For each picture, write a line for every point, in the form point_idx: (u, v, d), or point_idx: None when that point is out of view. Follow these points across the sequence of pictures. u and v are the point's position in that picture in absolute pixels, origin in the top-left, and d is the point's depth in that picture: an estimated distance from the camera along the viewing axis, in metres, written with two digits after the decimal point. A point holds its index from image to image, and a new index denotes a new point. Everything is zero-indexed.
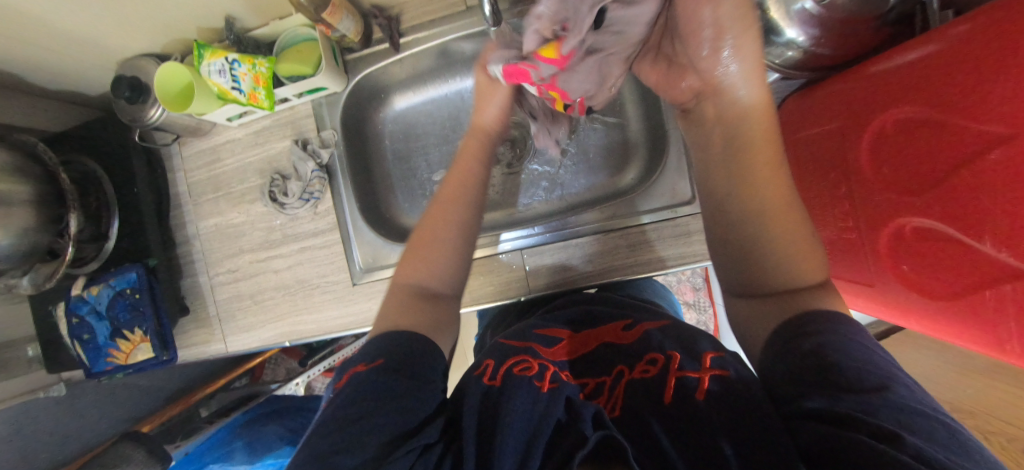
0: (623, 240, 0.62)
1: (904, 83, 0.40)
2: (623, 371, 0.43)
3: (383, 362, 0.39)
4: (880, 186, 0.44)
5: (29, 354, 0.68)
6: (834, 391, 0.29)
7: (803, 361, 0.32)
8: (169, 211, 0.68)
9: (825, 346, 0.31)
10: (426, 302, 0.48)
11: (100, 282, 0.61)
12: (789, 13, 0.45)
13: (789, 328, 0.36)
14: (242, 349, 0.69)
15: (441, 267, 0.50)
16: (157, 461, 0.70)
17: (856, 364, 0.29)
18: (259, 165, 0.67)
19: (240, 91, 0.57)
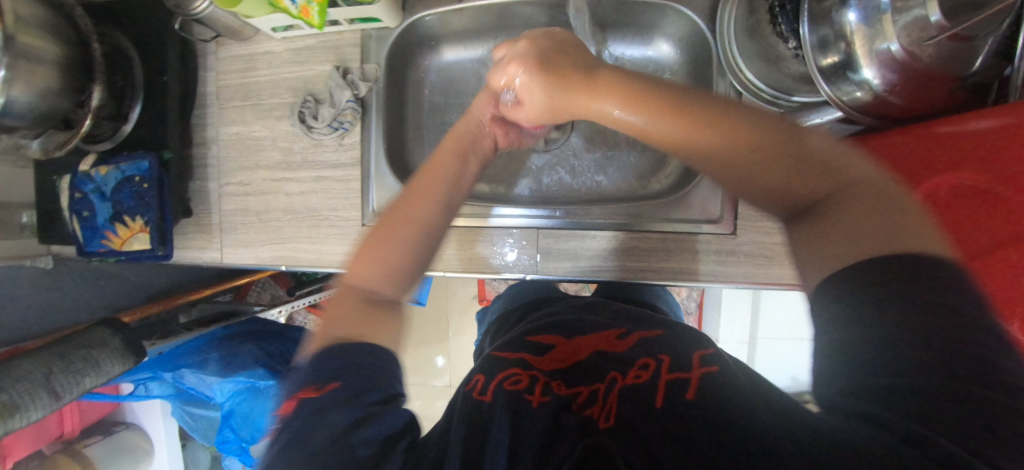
0: (642, 242, 0.62)
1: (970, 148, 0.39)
2: (615, 378, 0.41)
3: (338, 389, 0.33)
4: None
5: (23, 221, 0.66)
6: (921, 379, 0.23)
7: (898, 329, 0.25)
8: (193, 110, 0.66)
9: (927, 307, 0.25)
10: (376, 306, 0.41)
11: (110, 164, 0.60)
12: (872, 52, 0.44)
13: (877, 272, 0.27)
14: (237, 263, 0.68)
15: (406, 270, 0.44)
16: (132, 353, 0.70)
17: (960, 348, 0.23)
18: (293, 83, 0.65)
19: (293, 3, 0.55)
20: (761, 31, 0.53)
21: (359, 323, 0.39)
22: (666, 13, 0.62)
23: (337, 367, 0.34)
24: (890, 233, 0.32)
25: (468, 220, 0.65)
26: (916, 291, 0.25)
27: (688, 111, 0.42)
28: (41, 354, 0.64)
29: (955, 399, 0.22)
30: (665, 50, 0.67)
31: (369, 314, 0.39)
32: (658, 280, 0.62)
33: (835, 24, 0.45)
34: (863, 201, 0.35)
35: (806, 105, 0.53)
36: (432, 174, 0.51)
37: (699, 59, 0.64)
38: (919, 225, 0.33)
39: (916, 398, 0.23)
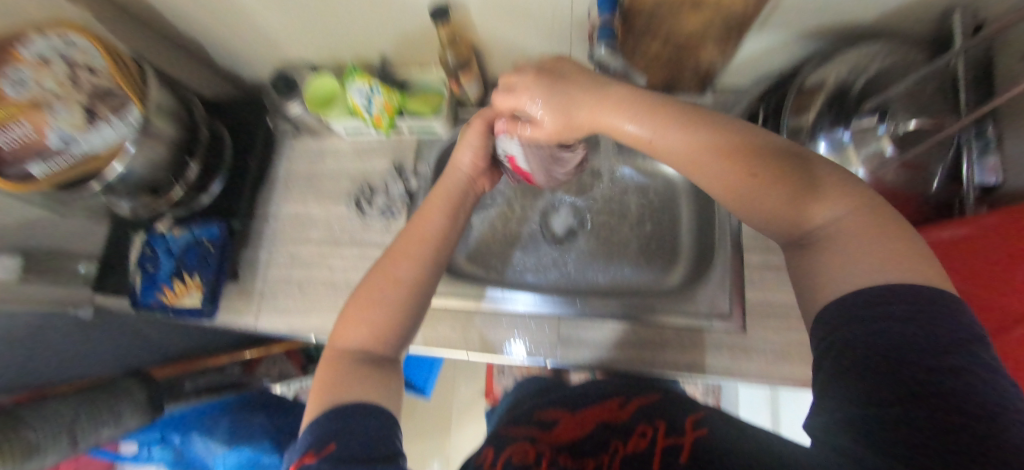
0: (654, 335, 0.66)
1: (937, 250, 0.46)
2: (618, 447, 0.40)
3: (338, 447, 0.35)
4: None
5: (79, 271, 0.75)
6: (902, 405, 0.25)
7: (875, 353, 0.27)
8: (263, 188, 0.77)
9: (903, 340, 0.27)
10: (371, 363, 0.46)
11: (184, 226, 0.69)
12: None
13: (854, 304, 0.29)
14: (269, 331, 0.70)
15: (393, 324, 0.48)
16: (151, 408, 0.75)
17: (942, 381, 0.25)
18: (354, 174, 0.76)
19: (369, 112, 0.68)
20: None
21: (365, 378, 0.43)
22: None
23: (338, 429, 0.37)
24: (842, 261, 0.32)
25: (490, 307, 0.70)
26: (923, 309, 0.27)
27: (696, 129, 0.39)
28: (72, 398, 0.68)
29: (961, 416, 0.23)
30: (672, 170, 0.78)
31: (369, 373, 0.44)
32: (672, 374, 0.64)
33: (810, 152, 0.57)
34: (828, 241, 0.33)
35: None
36: (421, 235, 0.53)
37: None
38: (849, 243, 0.32)
39: (905, 411, 0.25)
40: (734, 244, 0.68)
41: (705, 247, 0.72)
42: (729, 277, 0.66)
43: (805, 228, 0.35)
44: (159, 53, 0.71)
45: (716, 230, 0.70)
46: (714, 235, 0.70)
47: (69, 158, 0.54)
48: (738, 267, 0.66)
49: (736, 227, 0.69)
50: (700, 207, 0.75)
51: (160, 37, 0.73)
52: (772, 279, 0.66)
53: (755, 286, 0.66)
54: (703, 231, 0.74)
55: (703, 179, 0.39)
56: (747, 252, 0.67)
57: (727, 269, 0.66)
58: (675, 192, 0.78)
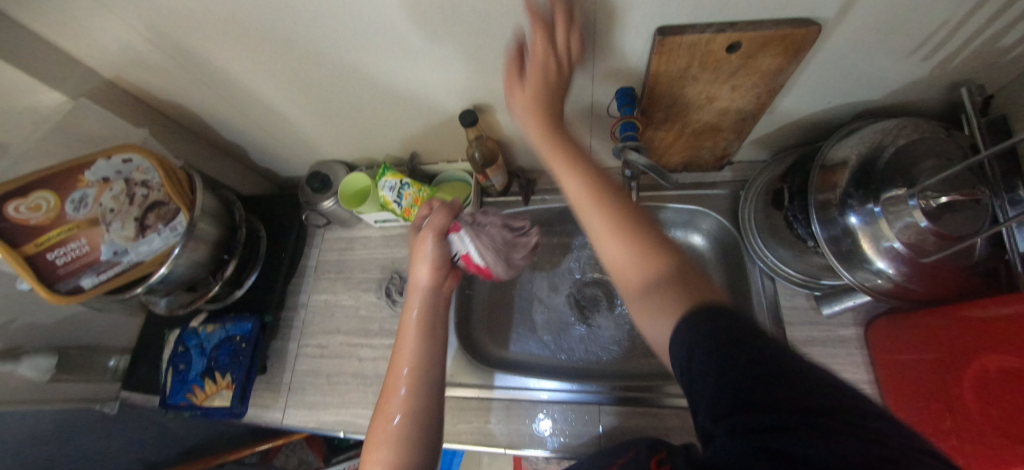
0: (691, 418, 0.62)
1: (1008, 331, 0.43)
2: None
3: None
4: (988, 423, 0.44)
5: (110, 364, 0.76)
6: (781, 398, 0.25)
7: (729, 358, 0.27)
8: (293, 279, 0.78)
9: (734, 337, 0.28)
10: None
11: (218, 322, 0.69)
12: (879, 248, 0.53)
13: (701, 314, 0.32)
14: (295, 427, 0.68)
15: (405, 451, 0.46)
16: None
17: (792, 363, 0.26)
18: (383, 262, 0.78)
19: (399, 205, 0.71)
20: (778, 229, 0.64)
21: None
22: (696, 215, 0.75)
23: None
24: (685, 295, 0.36)
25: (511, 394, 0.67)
26: (756, 351, 0.27)
27: (604, 200, 0.45)
28: None
29: (801, 389, 0.25)
30: (699, 241, 0.78)
31: None
32: None
33: (840, 225, 0.55)
34: (683, 280, 0.37)
35: (837, 289, 0.62)
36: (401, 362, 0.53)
37: (728, 249, 0.74)
38: (693, 283, 0.37)
39: (774, 391, 0.25)
40: (772, 316, 0.66)
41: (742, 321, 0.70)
42: None
43: (634, 274, 0.41)
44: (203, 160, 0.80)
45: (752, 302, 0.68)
46: (751, 308, 0.68)
47: (119, 266, 0.58)
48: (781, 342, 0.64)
49: (772, 298, 0.67)
50: (730, 277, 0.74)
51: (206, 146, 0.81)
52: (817, 353, 0.63)
53: None
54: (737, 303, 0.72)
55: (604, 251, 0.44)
56: (788, 324, 0.65)
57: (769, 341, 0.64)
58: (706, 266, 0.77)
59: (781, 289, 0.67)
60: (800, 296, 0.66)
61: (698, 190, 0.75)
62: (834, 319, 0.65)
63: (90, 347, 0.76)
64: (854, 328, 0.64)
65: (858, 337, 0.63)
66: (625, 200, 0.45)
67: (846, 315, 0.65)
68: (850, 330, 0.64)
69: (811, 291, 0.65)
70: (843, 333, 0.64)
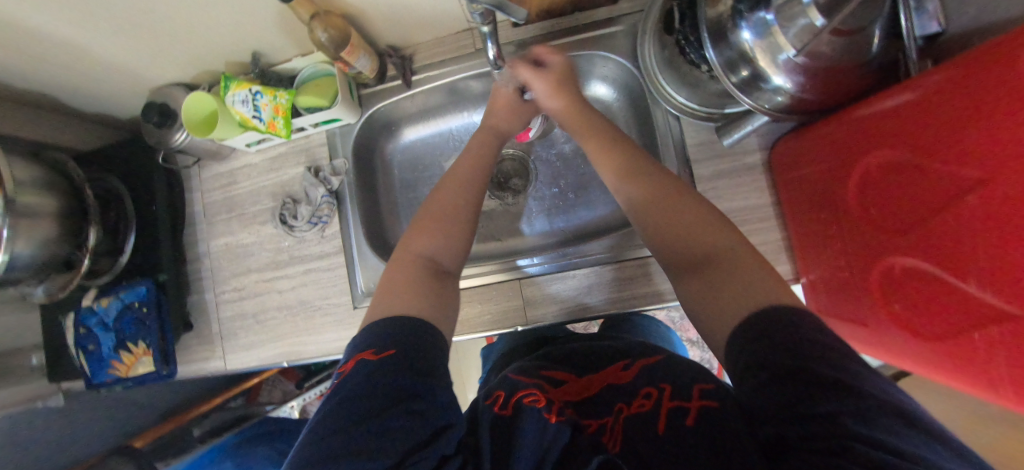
0: (621, 270, 0.64)
1: (902, 125, 0.40)
2: (622, 409, 0.44)
3: (395, 355, 0.40)
4: (868, 223, 0.44)
5: (33, 363, 0.68)
6: (804, 400, 0.30)
7: (765, 367, 0.33)
8: (183, 229, 0.71)
9: (788, 344, 0.33)
10: (434, 274, 0.51)
11: (110, 294, 0.64)
12: (776, 62, 0.47)
13: (763, 318, 0.36)
14: (241, 367, 0.69)
15: (452, 245, 0.54)
16: None
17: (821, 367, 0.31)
18: (272, 189, 0.70)
19: (260, 119, 0.61)
20: (676, 62, 0.57)
21: (414, 291, 0.48)
22: (595, 60, 0.68)
23: (395, 339, 0.41)
24: (742, 283, 0.41)
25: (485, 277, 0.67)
26: (796, 358, 0.32)
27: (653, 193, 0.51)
28: None
29: (829, 395, 0.29)
30: (603, 91, 0.73)
31: (431, 282, 0.50)
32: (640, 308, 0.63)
33: (735, 45, 0.49)
34: (731, 262, 0.43)
35: (737, 116, 0.58)
36: (438, 212, 0.55)
37: (635, 95, 0.69)
38: (742, 267, 0.42)
39: (803, 389, 0.30)
40: (681, 158, 0.64)
41: None
42: None
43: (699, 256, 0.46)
44: (21, 122, 0.63)
45: (662, 148, 0.65)
46: (661, 154, 0.66)
47: None
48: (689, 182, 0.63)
49: (680, 139, 0.64)
50: (641, 127, 0.71)
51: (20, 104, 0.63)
52: (725, 186, 0.63)
53: (711, 199, 0.63)
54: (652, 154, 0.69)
55: (658, 235, 0.50)
56: (697, 164, 0.63)
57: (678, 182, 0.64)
58: (612, 112, 0.74)
59: (688, 127, 0.63)
60: (706, 130, 0.63)
61: (593, 32, 0.66)
62: (739, 148, 0.63)
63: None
64: (759, 154, 0.62)
65: (763, 163, 0.62)
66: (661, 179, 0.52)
67: (750, 142, 0.62)
68: (756, 157, 0.62)
69: (716, 123, 0.61)
70: (749, 161, 0.62)
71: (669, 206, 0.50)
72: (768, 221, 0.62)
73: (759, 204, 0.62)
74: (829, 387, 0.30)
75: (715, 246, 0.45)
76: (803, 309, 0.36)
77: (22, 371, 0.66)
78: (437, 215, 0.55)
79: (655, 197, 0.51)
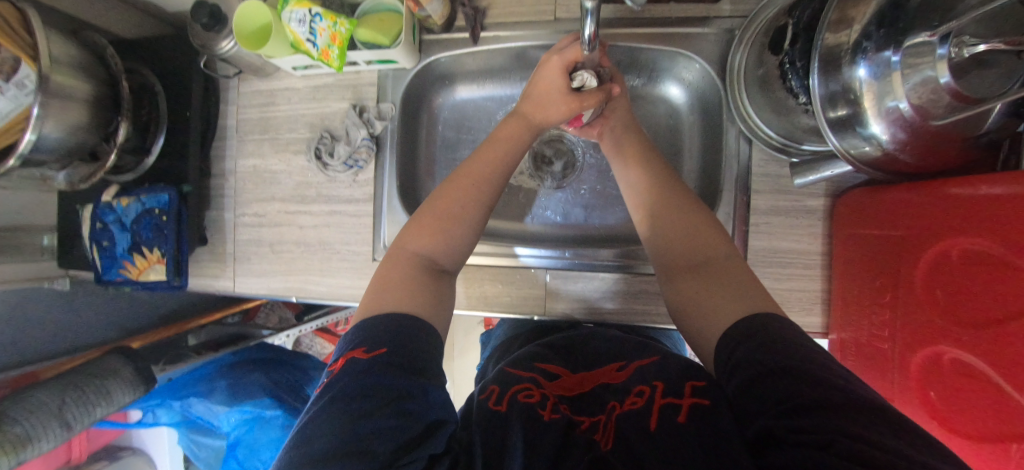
0: (645, 285, 0.62)
1: (995, 216, 0.37)
2: (614, 406, 0.42)
3: (387, 353, 0.39)
4: (927, 307, 0.43)
5: (44, 244, 0.68)
6: (787, 398, 0.31)
7: (754, 366, 0.35)
8: (213, 141, 0.69)
9: (774, 348, 0.35)
10: (432, 272, 0.50)
11: (131, 195, 0.63)
12: (881, 108, 0.43)
13: (739, 330, 0.39)
14: (249, 292, 0.69)
15: (454, 245, 0.52)
16: (144, 381, 0.65)
17: (804, 369, 0.32)
18: (311, 119, 0.67)
19: (314, 45, 0.57)
20: (772, 85, 0.53)
21: (407, 290, 0.47)
22: (678, 59, 0.63)
23: (387, 336, 0.41)
24: (729, 289, 0.44)
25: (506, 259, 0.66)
26: (777, 359, 0.34)
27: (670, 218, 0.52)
28: (54, 383, 0.59)
29: (808, 394, 0.31)
30: (675, 93, 0.69)
31: (427, 279, 0.49)
32: (657, 326, 0.62)
33: (844, 80, 0.45)
34: (726, 270, 0.46)
35: (817, 156, 0.54)
36: (445, 212, 0.52)
37: (710, 107, 0.65)
38: (735, 274, 0.45)
39: (789, 384, 0.32)
40: (741, 185, 0.61)
41: (711, 192, 0.65)
42: (732, 222, 0.61)
43: (696, 262, 0.49)
44: None
45: (724, 169, 0.62)
46: (721, 175, 0.63)
47: None
48: (743, 212, 0.61)
49: (745, 165, 0.61)
50: (706, 142, 0.67)
51: None
52: (778, 224, 0.60)
53: (761, 233, 0.60)
54: (709, 172, 0.66)
55: (662, 241, 0.52)
56: (757, 194, 0.60)
57: (731, 209, 0.61)
58: (678, 119, 0.70)
59: (758, 154, 0.60)
60: (776, 162, 0.59)
61: (685, 28, 0.61)
62: (805, 189, 0.59)
63: (11, 227, 0.65)
64: (823, 199, 0.59)
65: (824, 209, 0.59)
66: (685, 204, 0.53)
67: (818, 185, 0.59)
68: (819, 201, 0.59)
69: (790, 157, 0.58)
70: (811, 204, 0.59)
71: (680, 224, 0.51)
72: (812, 269, 0.60)
73: (808, 249, 0.60)
74: (812, 384, 0.31)
75: (711, 257, 0.48)
76: (773, 315, 0.39)
77: (33, 250, 0.67)
78: (443, 213, 0.52)
79: (676, 224, 0.52)
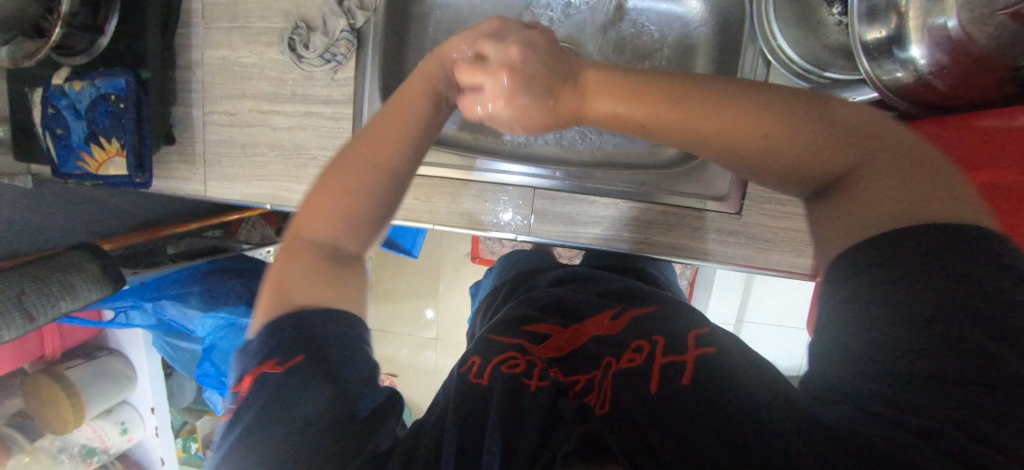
0: (652, 214, 0.59)
1: None
2: (610, 363, 0.39)
3: (299, 362, 0.31)
4: None
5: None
6: (918, 360, 0.21)
7: (899, 306, 0.22)
8: (176, 28, 0.62)
9: (937, 280, 0.22)
10: (347, 254, 0.37)
11: (84, 79, 0.58)
12: (926, 24, 0.39)
13: (886, 246, 0.24)
14: (221, 197, 0.65)
15: (366, 217, 0.38)
16: (111, 280, 0.65)
17: (968, 316, 0.21)
18: (285, 6, 0.59)
19: None
20: None
21: (311, 275, 0.35)
22: None
23: (297, 343, 0.31)
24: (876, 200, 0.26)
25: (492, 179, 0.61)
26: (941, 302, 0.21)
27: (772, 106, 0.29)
28: (12, 273, 0.59)
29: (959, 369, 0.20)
30: (693, 7, 0.61)
31: (331, 272, 0.35)
32: (665, 256, 0.60)
33: None
34: (863, 169, 0.27)
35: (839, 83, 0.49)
36: (376, 162, 0.38)
37: (730, 24, 0.58)
38: (877, 172, 0.27)
39: (925, 356, 0.21)
40: None
41: None
42: None
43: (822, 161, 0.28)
44: None
45: None
46: None
47: None
48: None
49: None
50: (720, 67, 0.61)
51: None
52: None
53: None
54: None
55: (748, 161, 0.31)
56: None
57: None
58: (693, 38, 0.62)
59: (774, 79, 0.55)
60: None
61: None
62: None
63: None
64: None
65: None
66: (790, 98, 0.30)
67: None
68: None
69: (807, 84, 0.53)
70: None
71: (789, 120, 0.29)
72: None
73: None
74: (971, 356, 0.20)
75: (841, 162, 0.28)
76: (939, 223, 0.24)
77: None
78: (353, 166, 0.37)
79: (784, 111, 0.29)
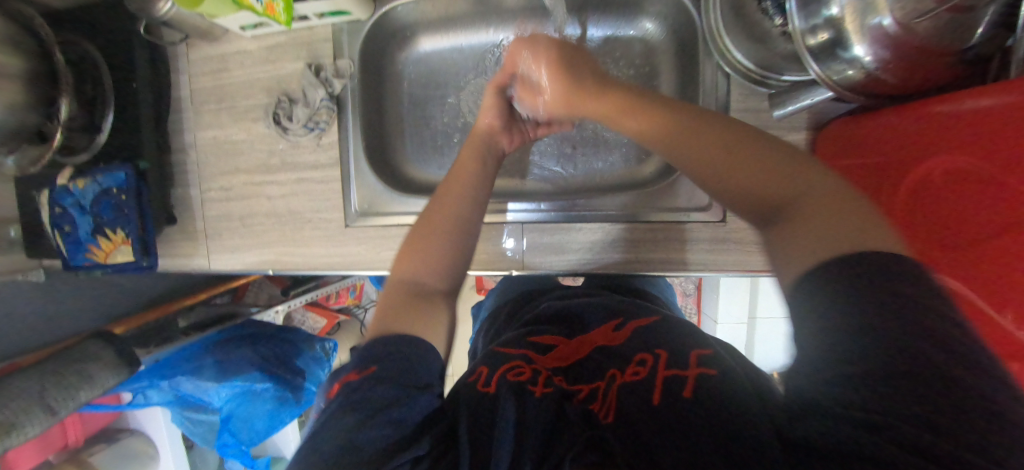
0: (644, 233, 0.60)
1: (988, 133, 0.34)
2: (614, 374, 0.40)
3: (376, 370, 0.35)
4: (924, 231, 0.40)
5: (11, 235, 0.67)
6: (869, 368, 0.22)
7: (850, 312, 0.23)
8: (168, 116, 0.65)
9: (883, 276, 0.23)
10: (418, 299, 0.42)
11: (87, 176, 0.61)
12: (863, 27, 0.40)
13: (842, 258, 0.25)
14: (224, 268, 0.67)
15: (443, 263, 0.45)
16: (127, 363, 0.67)
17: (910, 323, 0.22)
18: (267, 83, 0.63)
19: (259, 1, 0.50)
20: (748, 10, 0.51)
21: (397, 308, 0.41)
22: None
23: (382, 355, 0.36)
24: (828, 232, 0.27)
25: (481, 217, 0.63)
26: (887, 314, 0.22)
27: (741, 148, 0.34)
28: (30, 372, 0.61)
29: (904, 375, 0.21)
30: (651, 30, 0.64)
31: (415, 308, 0.41)
32: (659, 273, 0.61)
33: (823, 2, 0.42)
34: (805, 207, 0.29)
35: (797, 84, 0.51)
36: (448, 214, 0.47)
37: (687, 42, 0.61)
38: (821, 212, 0.28)
39: (876, 359, 0.21)
40: None
41: None
42: None
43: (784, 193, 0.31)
44: None
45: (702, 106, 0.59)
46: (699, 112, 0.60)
47: None
48: None
49: (724, 101, 0.58)
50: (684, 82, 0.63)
51: None
52: None
53: None
54: None
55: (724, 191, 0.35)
56: None
57: None
58: (655, 58, 0.65)
59: (736, 89, 0.57)
60: (756, 96, 0.57)
61: None
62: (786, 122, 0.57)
63: None
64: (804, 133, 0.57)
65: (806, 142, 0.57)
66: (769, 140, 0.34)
67: (799, 117, 0.56)
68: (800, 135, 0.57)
69: (769, 89, 0.55)
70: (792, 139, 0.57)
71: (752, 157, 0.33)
72: None
73: None
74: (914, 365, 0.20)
75: (796, 194, 0.30)
76: (888, 257, 0.24)
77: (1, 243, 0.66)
78: (432, 223, 0.47)
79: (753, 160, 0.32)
